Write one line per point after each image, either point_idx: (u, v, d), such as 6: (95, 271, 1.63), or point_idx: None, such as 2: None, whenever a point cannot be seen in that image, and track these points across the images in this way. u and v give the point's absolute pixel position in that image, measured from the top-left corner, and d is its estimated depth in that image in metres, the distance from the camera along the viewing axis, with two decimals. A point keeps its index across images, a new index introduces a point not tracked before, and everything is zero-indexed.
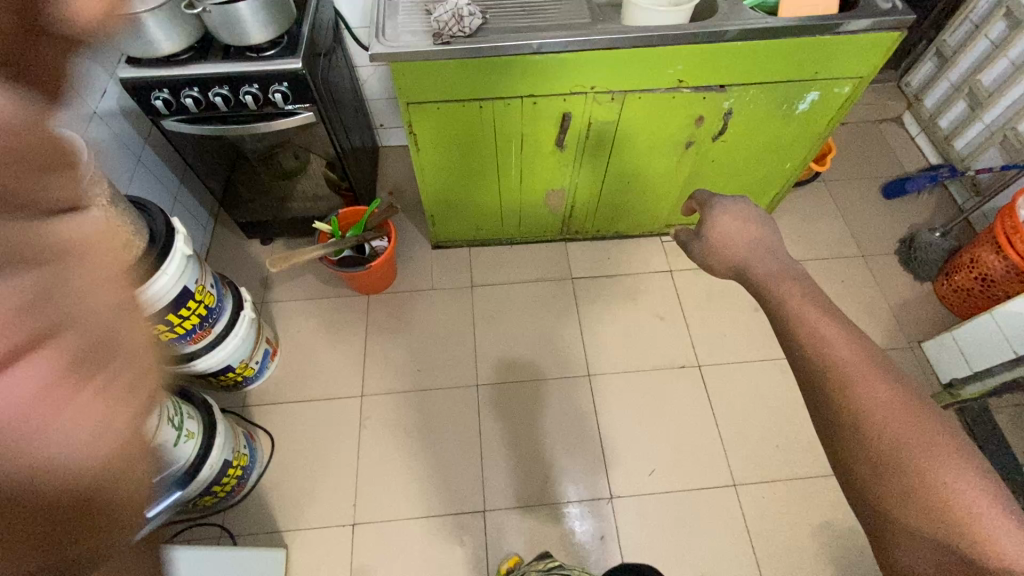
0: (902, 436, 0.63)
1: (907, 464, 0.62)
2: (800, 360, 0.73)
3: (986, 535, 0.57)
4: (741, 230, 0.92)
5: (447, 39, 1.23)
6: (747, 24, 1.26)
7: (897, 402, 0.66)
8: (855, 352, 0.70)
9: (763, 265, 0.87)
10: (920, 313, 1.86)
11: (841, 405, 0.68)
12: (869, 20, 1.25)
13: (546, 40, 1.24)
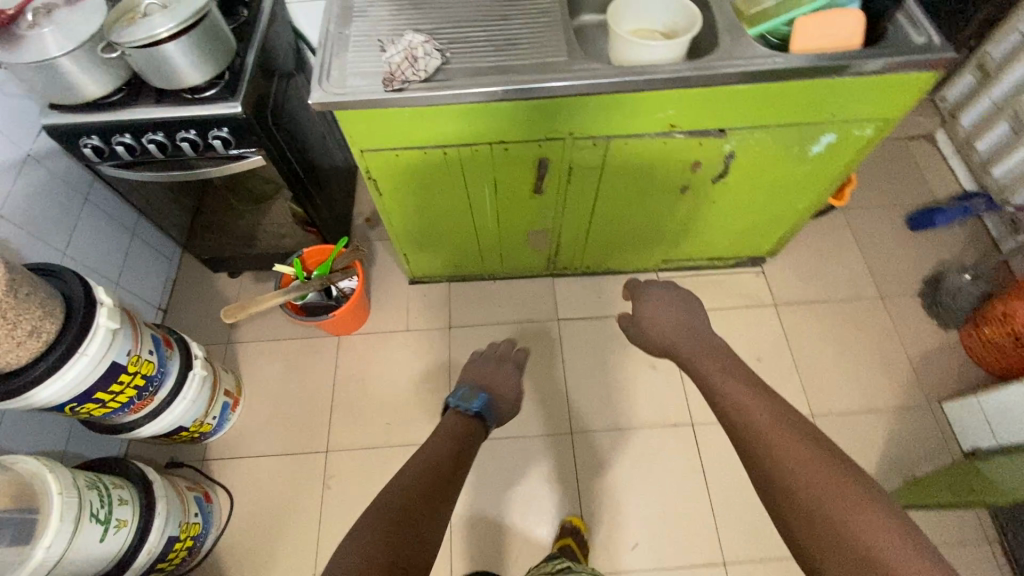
0: (787, 447, 0.91)
1: (790, 457, 0.89)
2: (740, 432, 0.98)
3: (879, 549, 0.74)
4: (667, 314, 1.36)
5: (399, 84, 1.07)
6: (751, 64, 1.08)
7: (805, 450, 0.89)
8: (773, 417, 0.98)
9: (685, 344, 1.27)
10: (942, 366, 1.69)
11: (766, 456, 0.92)
12: (893, 60, 1.07)
13: (514, 84, 1.08)
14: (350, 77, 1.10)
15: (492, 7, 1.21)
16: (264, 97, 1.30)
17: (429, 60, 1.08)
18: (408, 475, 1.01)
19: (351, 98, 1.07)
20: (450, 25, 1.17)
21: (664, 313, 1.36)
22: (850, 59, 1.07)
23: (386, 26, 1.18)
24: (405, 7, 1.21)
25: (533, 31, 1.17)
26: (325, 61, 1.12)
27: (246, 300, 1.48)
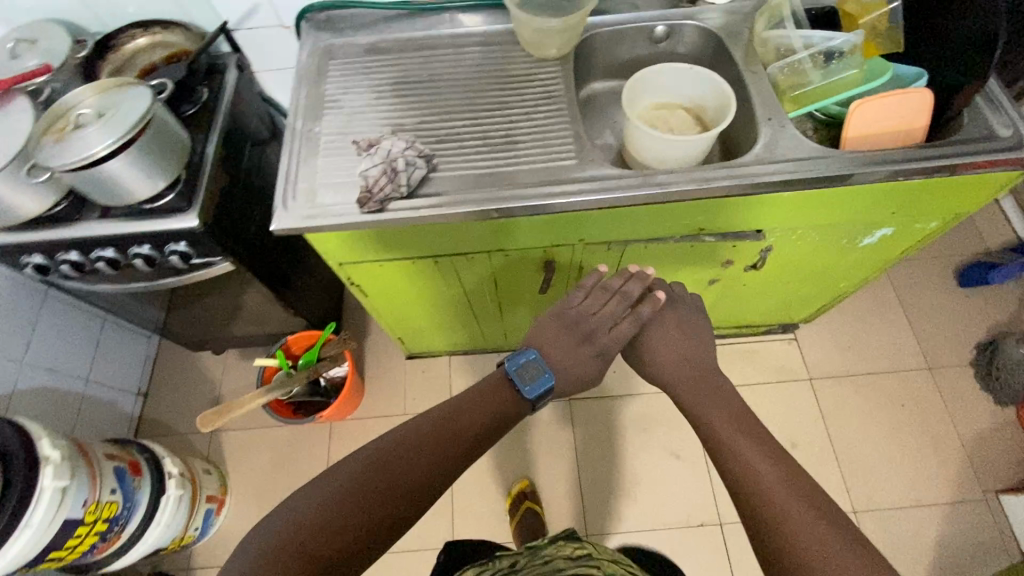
0: (787, 506, 0.74)
1: (785, 505, 0.74)
2: (735, 485, 0.80)
3: None
4: (673, 337, 1.03)
5: (378, 203, 0.90)
6: (798, 168, 0.90)
7: (818, 520, 0.72)
8: (776, 466, 0.79)
9: (685, 367, 1.00)
10: (998, 449, 1.52)
11: (770, 519, 0.74)
12: (973, 159, 0.88)
13: (514, 200, 0.91)
14: (323, 190, 0.94)
15: (488, 91, 1.03)
16: (229, 195, 1.14)
17: (413, 172, 0.91)
18: (417, 428, 0.83)
19: (322, 220, 0.90)
20: (439, 120, 1.00)
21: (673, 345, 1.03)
22: (921, 160, 0.89)
23: (365, 121, 1.01)
24: (387, 94, 1.03)
25: (536, 124, 0.99)
26: (292, 172, 0.95)
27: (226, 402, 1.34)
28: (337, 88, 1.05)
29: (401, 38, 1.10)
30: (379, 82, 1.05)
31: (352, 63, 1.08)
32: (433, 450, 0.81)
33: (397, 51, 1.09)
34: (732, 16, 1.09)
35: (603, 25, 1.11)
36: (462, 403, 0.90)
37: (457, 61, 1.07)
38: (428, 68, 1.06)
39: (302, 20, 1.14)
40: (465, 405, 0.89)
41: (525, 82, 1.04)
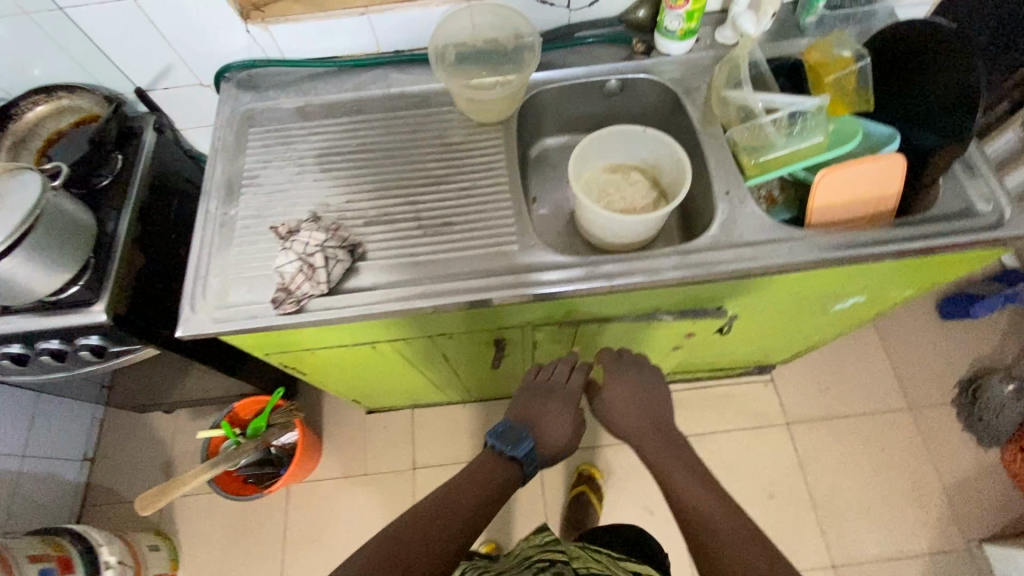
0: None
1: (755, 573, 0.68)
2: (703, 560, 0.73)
3: None
4: (631, 391, 0.97)
5: (296, 303, 0.81)
6: (757, 254, 0.82)
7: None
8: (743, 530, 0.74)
9: (645, 420, 0.95)
10: (980, 493, 1.47)
11: None
12: (949, 240, 0.80)
13: (448, 295, 0.83)
14: (237, 286, 0.85)
15: (422, 162, 0.94)
16: (149, 275, 1.04)
17: (334, 266, 0.82)
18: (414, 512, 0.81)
19: (234, 325, 0.81)
20: (367, 198, 0.91)
21: (624, 397, 0.97)
22: (893, 241, 0.81)
23: (286, 201, 0.91)
24: (310, 168, 0.94)
25: (474, 201, 0.91)
26: (203, 266, 0.86)
27: (168, 482, 1.25)
28: (256, 162, 0.95)
29: (329, 101, 1.01)
30: (303, 155, 0.95)
31: (274, 132, 0.98)
32: (433, 538, 0.77)
33: (324, 116, 0.99)
34: (689, 69, 1.00)
35: (550, 81, 1.01)
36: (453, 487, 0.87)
37: (389, 128, 0.97)
38: (357, 137, 0.97)
39: (222, 81, 1.04)
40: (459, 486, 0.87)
41: (463, 151, 0.95)
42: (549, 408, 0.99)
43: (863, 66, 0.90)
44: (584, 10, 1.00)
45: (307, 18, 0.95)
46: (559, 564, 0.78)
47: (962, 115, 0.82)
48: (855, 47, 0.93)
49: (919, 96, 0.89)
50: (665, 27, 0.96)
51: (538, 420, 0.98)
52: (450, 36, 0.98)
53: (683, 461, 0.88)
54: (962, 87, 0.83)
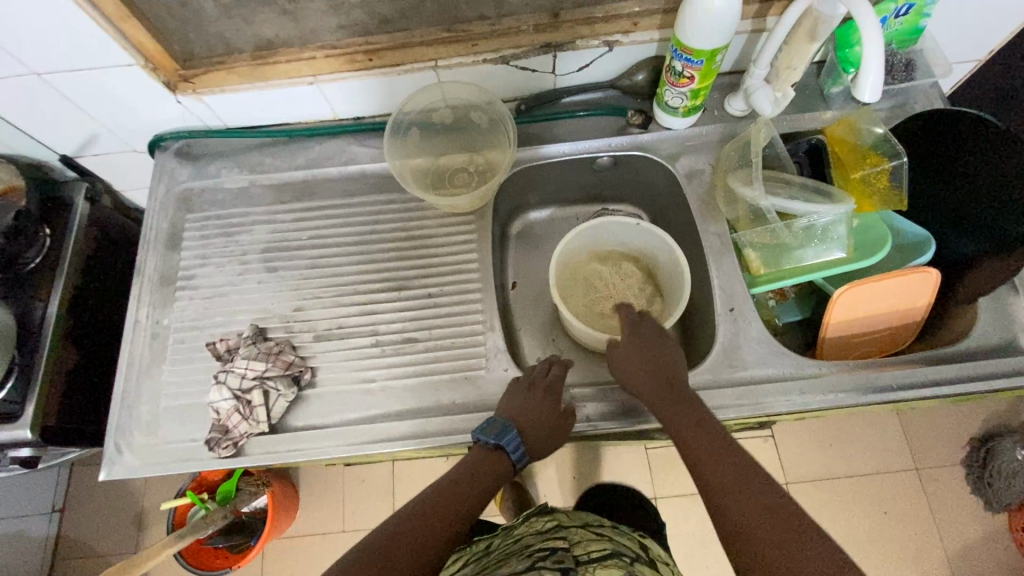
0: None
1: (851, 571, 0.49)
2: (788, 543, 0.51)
3: None
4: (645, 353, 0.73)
5: (232, 445, 0.71)
6: (761, 396, 0.71)
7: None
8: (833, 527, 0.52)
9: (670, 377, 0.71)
10: (984, 562, 1.40)
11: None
12: (983, 386, 0.70)
13: (404, 435, 0.72)
14: (169, 417, 0.74)
15: (382, 260, 0.82)
16: (82, 369, 0.93)
17: (275, 403, 0.72)
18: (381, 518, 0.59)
19: (165, 468, 0.71)
20: (317, 306, 0.80)
21: (632, 365, 0.72)
22: (923, 384, 0.70)
23: (226, 308, 0.80)
24: (254, 267, 0.82)
25: (439, 312, 0.79)
26: (131, 393, 0.76)
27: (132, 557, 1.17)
28: (194, 258, 0.83)
29: (277, 179, 0.87)
30: (245, 250, 0.83)
31: (215, 219, 0.86)
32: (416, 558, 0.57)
33: (272, 200, 0.86)
34: (693, 149, 0.87)
35: (532, 157, 0.88)
36: (419, 515, 0.60)
37: (344, 217, 0.84)
38: (307, 227, 0.84)
39: (156, 151, 0.90)
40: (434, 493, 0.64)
41: (429, 247, 0.82)
42: (542, 408, 0.70)
43: (898, 164, 0.76)
44: (573, 75, 0.86)
45: (247, 88, 0.81)
46: (562, 554, 0.62)
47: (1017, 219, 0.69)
48: (886, 131, 0.78)
49: (967, 185, 0.75)
50: (666, 103, 0.82)
51: (530, 420, 0.69)
52: (419, 107, 0.84)
53: (711, 435, 0.62)
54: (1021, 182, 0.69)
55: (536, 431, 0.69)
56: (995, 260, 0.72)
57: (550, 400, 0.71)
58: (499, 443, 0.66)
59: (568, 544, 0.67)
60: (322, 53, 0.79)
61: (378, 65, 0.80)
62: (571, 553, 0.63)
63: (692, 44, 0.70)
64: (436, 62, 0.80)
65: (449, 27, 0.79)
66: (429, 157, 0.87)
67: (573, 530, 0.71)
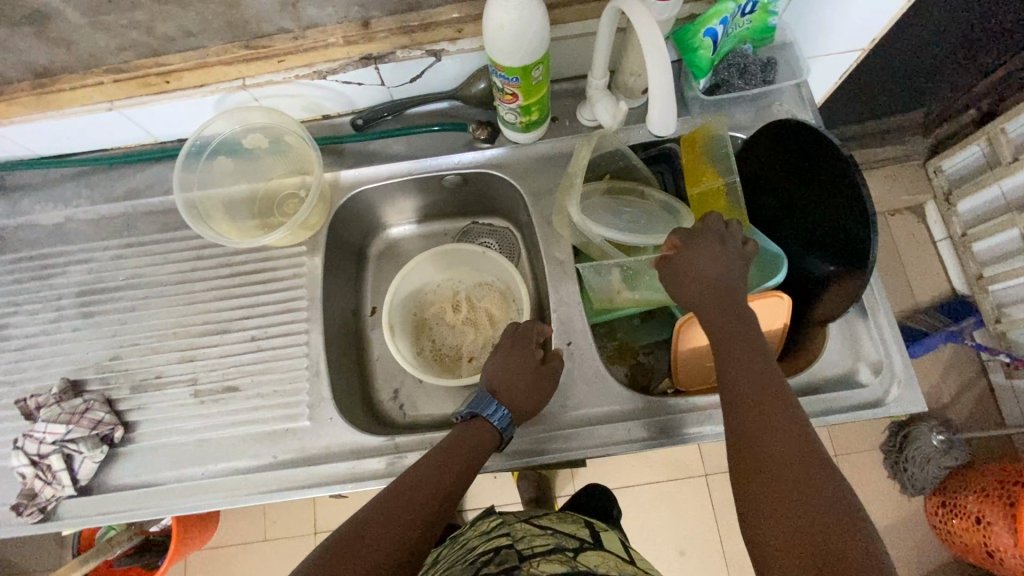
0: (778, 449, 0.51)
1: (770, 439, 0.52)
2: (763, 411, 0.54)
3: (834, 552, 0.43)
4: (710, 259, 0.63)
5: (40, 510, 0.68)
6: (589, 435, 0.70)
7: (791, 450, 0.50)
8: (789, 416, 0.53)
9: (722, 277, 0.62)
10: (899, 547, 1.38)
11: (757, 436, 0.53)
12: (823, 414, 0.67)
13: (221, 491, 0.69)
14: None
15: (204, 300, 0.76)
16: None
17: (79, 466, 0.69)
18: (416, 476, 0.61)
19: None
20: (135, 353, 0.75)
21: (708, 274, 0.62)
22: None
23: (40, 361, 0.75)
24: (68, 314, 0.77)
25: (263, 357, 0.74)
26: None
27: None
28: (6, 304, 0.78)
29: (93, 214, 0.81)
30: (60, 295, 0.78)
31: (30, 261, 0.80)
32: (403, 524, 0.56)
33: (90, 237, 0.80)
34: (543, 164, 0.80)
35: (372, 177, 0.82)
36: (416, 478, 0.60)
37: (165, 253, 0.78)
38: (126, 266, 0.78)
39: None
40: (442, 460, 0.62)
41: (259, 281, 0.77)
42: (517, 365, 0.69)
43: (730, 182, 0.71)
44: (407, 86, 0.78)
45: (38, 117, 0.73)
46: (504, 551, 0.60)
47: (853, 222, 0.65)
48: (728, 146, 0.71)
49: (814, 189, 0.69)
50: (503, 117, 0.76)
51: (505, 382, 0.69)
52: (225, 134, 0.76)
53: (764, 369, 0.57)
54: (846, 182, 0.64)
55: (509, 391, 0.68)
56: (841, 278, 0.67)
57: (524, 356, 0.71)
58: (484, 415, 0.66)
59: (510, 540, 0.63)
60: (108, 76, 0.70)
61: (176, 88, 0.71)
62: (515, 548, 0.60)
63: (494, 58, 0.63)
64: (243, 81, 0.72)
65: (247, 43, 0.69)
66: (249, 183, 0.80)
67: (518, 525, 0.67)
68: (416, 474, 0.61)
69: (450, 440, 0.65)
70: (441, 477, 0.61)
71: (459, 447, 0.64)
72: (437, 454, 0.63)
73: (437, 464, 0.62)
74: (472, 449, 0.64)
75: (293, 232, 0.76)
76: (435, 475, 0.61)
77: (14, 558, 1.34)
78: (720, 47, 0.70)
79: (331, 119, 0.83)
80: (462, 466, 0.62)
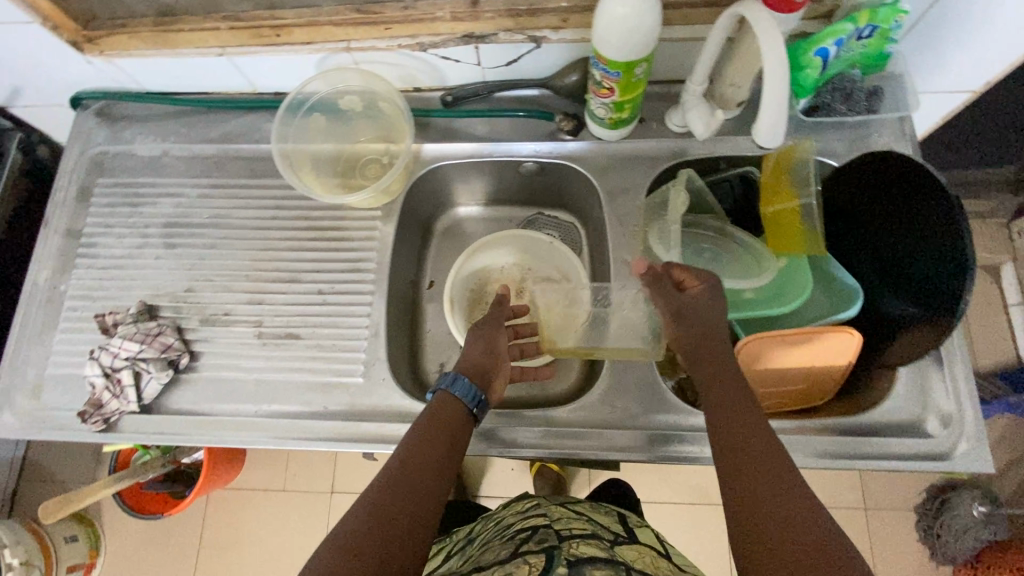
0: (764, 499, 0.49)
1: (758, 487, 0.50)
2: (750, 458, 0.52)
3: None
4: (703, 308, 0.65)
5: (105, 421, 0.72)
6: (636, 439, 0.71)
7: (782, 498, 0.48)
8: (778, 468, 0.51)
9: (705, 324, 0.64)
10: None
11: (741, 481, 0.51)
12: (883, 460, 0.65)
13: (270, 431, 0.71)
14: (53, 385, 0.76)
15: (279, 248, 0.79)
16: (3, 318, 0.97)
17: (146, 384, 0.73)
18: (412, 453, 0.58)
19: (41, 434, 0.73)
20: (208, 289, 0.78)
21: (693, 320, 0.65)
22: (814, 453, 0.67)
23: (121, 282, 0.80)
24: (153, 242, 0.81)
25: (327, 311, 0.76)
26: (21, 355, 0.77)
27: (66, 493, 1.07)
28: (98, 225, 0.83)
29: (187, 152, 0.85)
30: (147, 223, 0.82)
31: (122, 188, 0.84)
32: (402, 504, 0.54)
33: (181, 173, 0.84)
34: (623, 164, 0.80)
35: (453, 155, 0.84)
36: (413, 452, 0.58)
37: (248, 199, 0.82)
38: (210, 205, 0.82)
39: (77, 110, 0.88)
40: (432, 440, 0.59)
41: (333, 239, 0.80)
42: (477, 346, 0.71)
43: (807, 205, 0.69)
44: (502, 69, 0.79)
45: (154, 54, 0.77)
46: (542, 531, 0.62)
47: (946, 270, 0.62)
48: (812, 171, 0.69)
49: (910, 230, 0.66)
50: (593, 111, 0.76)
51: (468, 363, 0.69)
52: (325, 94, 0.79)
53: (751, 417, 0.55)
54: (949, 230, 0.61)
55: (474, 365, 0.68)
56: (923, 326, 0.64)
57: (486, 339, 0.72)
58: (446, 389, 0.64)
59: (548, 521, 0.64)
60: (225, 24, 0.73)
61: (285, 42, 0.74)
62: (553, 530, 0.62)
63: (601, 51, 0.63)
64: (348, 44, 0.75)
65: (358, 7, 0.72)
66: (337, 144, 0.83)
67: (553, 508, 0.70)
68: (411, 447, 0.59)
69: (437, 410, 0.63)
70: (433, 451, 0.58)
71: (443, 418, 0.62)
72: (432, 432, 0.61)
73: (429, 439, 0.59)
74: (458, 426, 0.62)
75: (373, 197, 0.78)
76: (429, 453, 0.58)
77: (53, 468, 1.42)
78: (828, 68, 0.68)
79: (421, 92, 0.85)
80: (453, 442, 0.60)
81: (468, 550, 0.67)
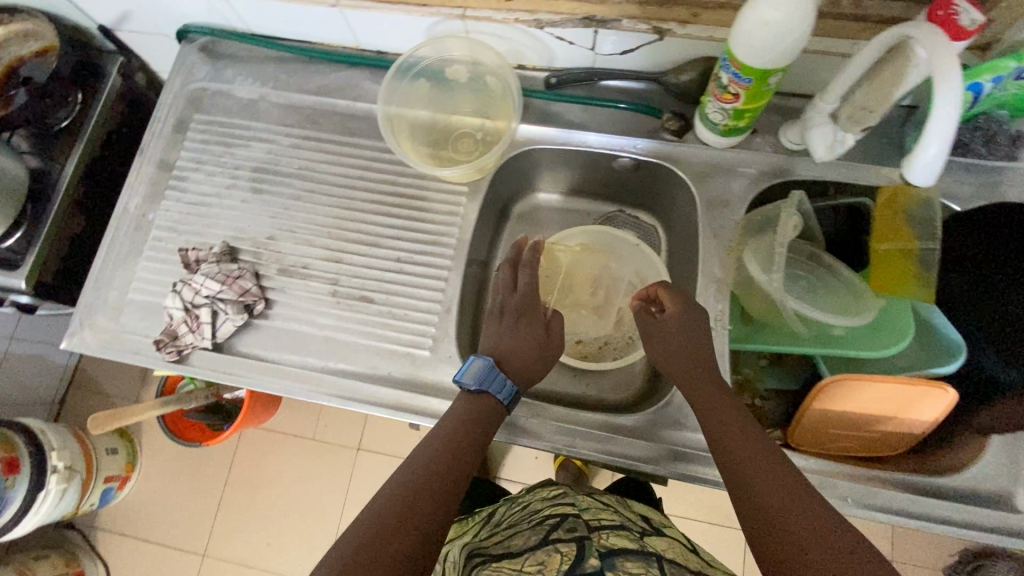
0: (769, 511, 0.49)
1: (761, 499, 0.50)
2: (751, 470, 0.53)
3: None
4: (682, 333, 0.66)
5: (178, 353, 0.74)
6: (695, 460, 0.70)
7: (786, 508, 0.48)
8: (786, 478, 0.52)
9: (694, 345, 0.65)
10: None
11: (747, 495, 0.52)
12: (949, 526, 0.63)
13: (333, 390, 0.72)
14: (132, 308, 0.78)
15: (362, 210, 0.79)
16: (86, 236, 1.00)
17: (221, 324, 0.74)
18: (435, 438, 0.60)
19: (117, 354, 0.76)
20: (289, 240, 0.79)
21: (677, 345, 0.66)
22: (881, 507, 0.64)
23: (207, 220, 0.81)
24: (241, 185, 0.82)
25: (403, 279, 0.76)
26: (105, 275, 0.79)
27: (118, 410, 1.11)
28: (190, 160, 0.84)
29: (283, 99, 0.84)
30: (238, 164, 0.83)
31: (218, 126, 0.85)
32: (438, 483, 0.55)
33: (276, 120, 0.84)
34: (723, 174, 0.76)
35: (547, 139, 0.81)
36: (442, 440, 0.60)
37: (338, 155, 0.81)
38: (300, 156, 0.82)
39: (183, 42, 0.88)
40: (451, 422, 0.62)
41: (415, 208, 0.79)
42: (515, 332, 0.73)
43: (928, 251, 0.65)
44: (614, 57, 0.76)
45: None
46: (572, 518, 0.61)
47: None
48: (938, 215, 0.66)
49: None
50: (706, 115, 0.72)
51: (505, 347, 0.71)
52: (433, 60, 0.78)
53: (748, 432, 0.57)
54: None
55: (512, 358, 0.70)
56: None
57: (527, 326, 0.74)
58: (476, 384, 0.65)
59: (578, 510, 0.63)
60: None
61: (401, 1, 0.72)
62: (583, 518, 0.61)
63: (738, 56, 0.59)
64: (463, 11, 0.73)
65: None
66: (434, 112, 0.82)
67: (582, 497, 0.68)
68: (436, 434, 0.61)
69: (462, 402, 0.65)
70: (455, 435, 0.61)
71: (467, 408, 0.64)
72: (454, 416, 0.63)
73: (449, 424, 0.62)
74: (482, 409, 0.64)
75: (466, 172, 0.77)
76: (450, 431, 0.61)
77: (104, 382, 1.48)
78: (976, 104, 0.64)
79: (525, 70, 0.82)
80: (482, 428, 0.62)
81: (497, 532, 0.66)
